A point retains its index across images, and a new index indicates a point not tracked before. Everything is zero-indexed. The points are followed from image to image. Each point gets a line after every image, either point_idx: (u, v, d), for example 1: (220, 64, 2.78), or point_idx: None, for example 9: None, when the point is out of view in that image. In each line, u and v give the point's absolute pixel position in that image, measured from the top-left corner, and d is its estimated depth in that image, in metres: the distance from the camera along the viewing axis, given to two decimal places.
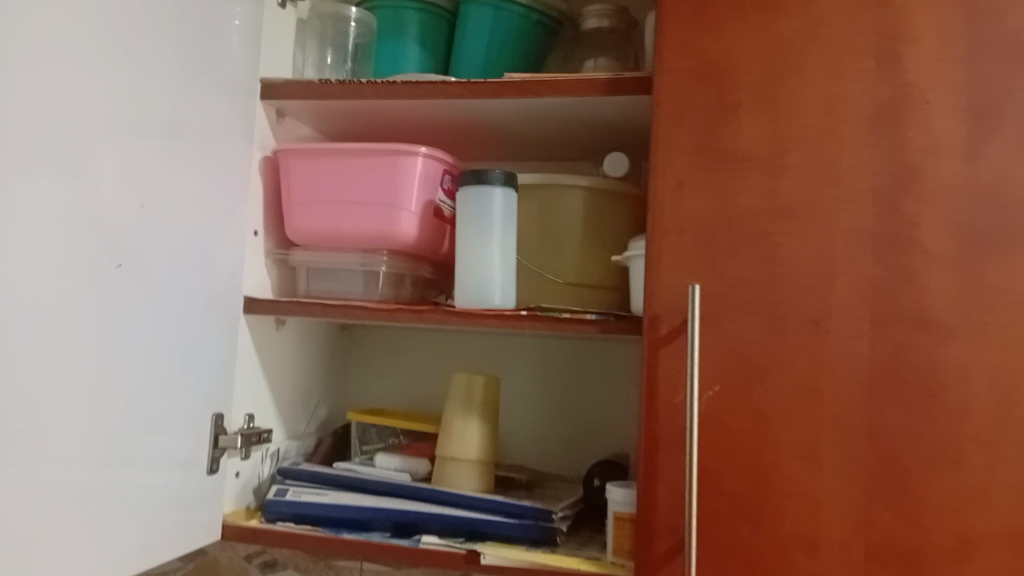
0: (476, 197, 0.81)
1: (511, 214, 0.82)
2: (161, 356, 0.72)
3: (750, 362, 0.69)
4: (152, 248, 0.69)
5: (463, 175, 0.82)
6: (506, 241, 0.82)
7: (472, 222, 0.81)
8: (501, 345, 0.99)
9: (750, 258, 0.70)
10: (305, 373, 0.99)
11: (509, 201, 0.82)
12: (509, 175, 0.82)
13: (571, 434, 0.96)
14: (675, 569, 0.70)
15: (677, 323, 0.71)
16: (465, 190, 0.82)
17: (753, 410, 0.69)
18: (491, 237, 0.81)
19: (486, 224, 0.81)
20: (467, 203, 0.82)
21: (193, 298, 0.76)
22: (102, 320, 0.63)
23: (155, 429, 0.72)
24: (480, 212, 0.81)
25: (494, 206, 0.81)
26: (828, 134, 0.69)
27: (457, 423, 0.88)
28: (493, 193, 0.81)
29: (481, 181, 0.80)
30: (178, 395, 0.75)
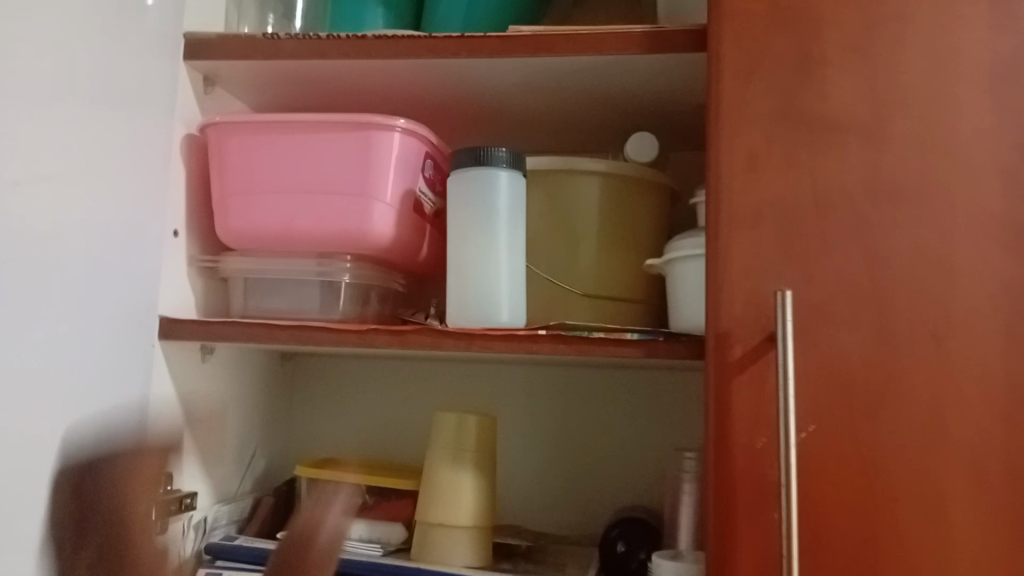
0: (478, 182, 0.63)
1: (520, 205, 0.64)
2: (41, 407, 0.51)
3: (854, 391, 0.53)
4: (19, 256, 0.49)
5: (456, 154, 0.63)
6: (513, 241, 0.64)
7: (471, 215, 0.63)
8: (489, 375, 0.81)
9: (849, 253, 0.55)
10: (239, 414, 0.78)
11: (517, 189, 0.64)
12: (517, 155, 0.64)
13: (580, 483, 0.77)
14: None
15: (757, 341, 0.54)
16: (458, 174, 0.63)
17: (861, 455, 0.52)
18: (497, 235, 0.63)
19: (489, 218, 0.63)
20: (462, 191, 0.63)
21: (87, 326, 0.56)
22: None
23: (34, 501, 0.50)
24: (482, 200, 0.63)
25: (499, 194, 0.63)
26: (941, 99, 0.55)
27: (445, 477, 0.68)
28: (499, 179, 0.63)
29: (484, 162, 0.62)
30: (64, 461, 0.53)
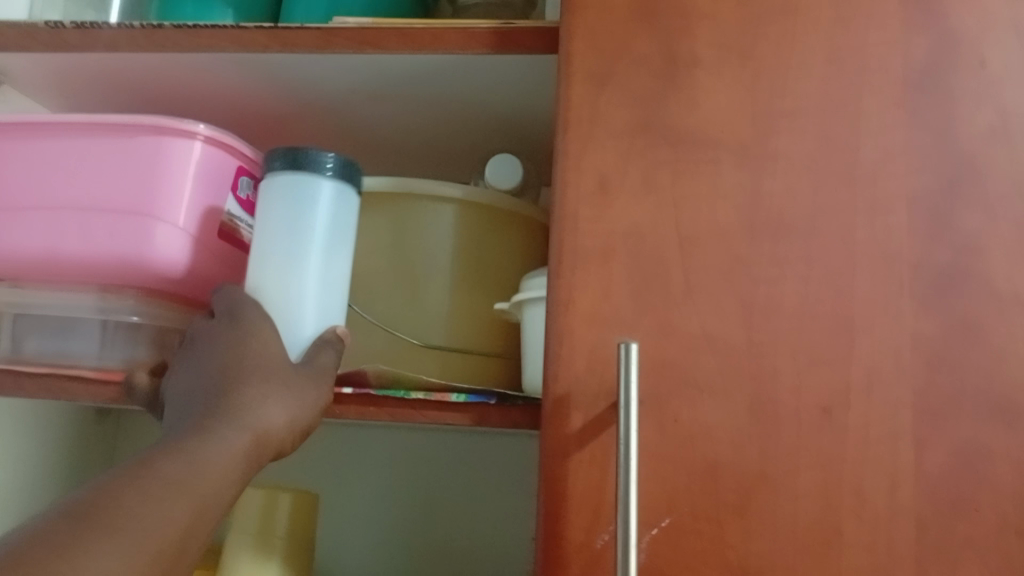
0: (298, 190, 0.49)
1: (345, 231, 0.50)
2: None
3: (723, 477, 0.41)
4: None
5: (272, 156, 0.50)
6: (329, 273, 0.49)
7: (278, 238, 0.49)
8: (347, 443, 0.71)
9: (719, 298, 0.43)
10: None
11: (346, 211, 0.50)
12: (347, 167, 0.50)
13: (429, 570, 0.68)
14: None
15: (600, 406, 0.42)
16: (271, 184, 0.50)
17: (728, 562, 0.40)
18: (314, 265, 0.49)
19: (299, 243, 0.49)
20: (277, 201, 0.49)
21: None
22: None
23: None
24: (294, 220, 0.49)
25: (323, 211, 0.49)
26: (838, 111, 0.44)
27: (244, 569, 0.55)
28: (323, 192, 0.49)
29: (310, 166, 0.49)
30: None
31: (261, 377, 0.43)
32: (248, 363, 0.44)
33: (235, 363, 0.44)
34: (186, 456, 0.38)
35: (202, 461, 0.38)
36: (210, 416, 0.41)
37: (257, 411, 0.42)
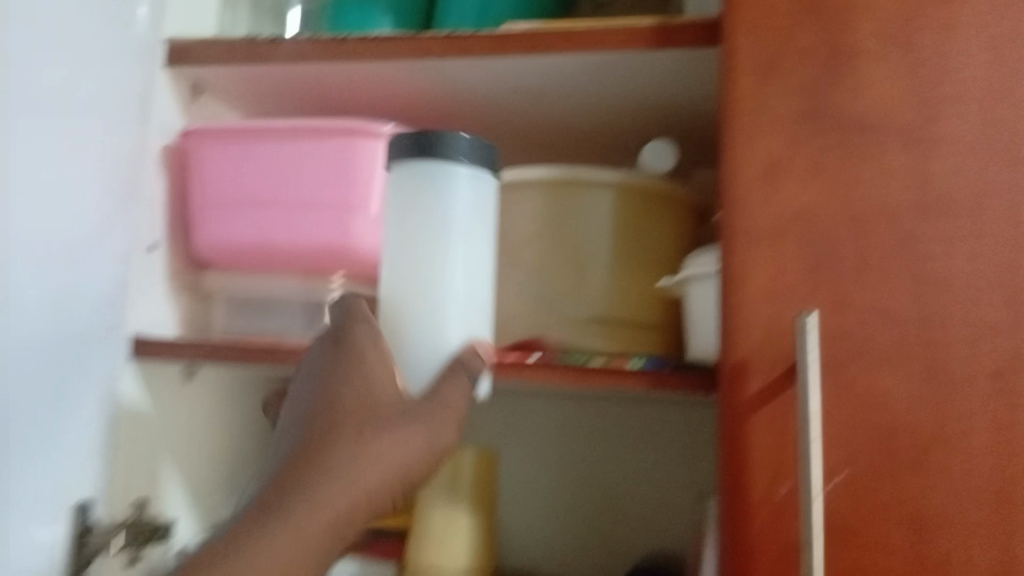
0: (426, 178, 0.47)
1: (482, 213, 0.48)
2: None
3: (898, 436, 0.44)
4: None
5: (401, 147, 0.47)
6: (470, 263, 0.47)
7: (417, 238, 0.47)
8: (506, 409, 0.76)
9: (887, 272, 0.46)
10: (228, 440, 0.73)
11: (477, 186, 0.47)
12: (477, 149, 0.47)
13: (588, 525, 0.73)
14: None
15: (778, 372, 0.46)
16: (404, 176, 0.47)
17: (905, 513, 0.44)
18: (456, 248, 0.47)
19: (438, 242, 0.46)
20: (406, 190, 0.47)
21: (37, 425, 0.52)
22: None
23: None
24: (432, 218, 0.46)
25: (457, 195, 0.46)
26: (1000, 93, 0.46)
27: (438, 517, 0.62)
28: (457, 175, 0.46)
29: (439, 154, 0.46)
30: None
31: (355, 428, 0.43)
32: (344, 405, 0.44)
33: (328, 411, 0.44)
34: (271, 521, 0.41)
35: (283, 529, 0.40)
36: (298, 478, 0.42)
37: (349, 470, 0.42)
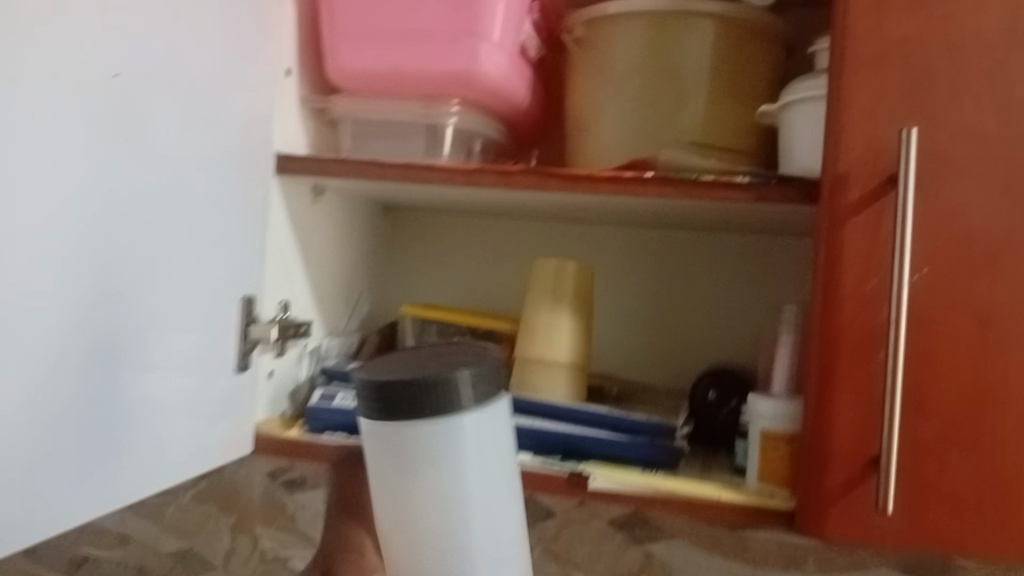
0: (426, 443, 0.40)
1: (501, 457, 0.43)
2: (162, 387, 0.53)
3: (977, 238, 0.52)
4: (139, 257, 0.49)
5: (368, 392, 0.40)
6: (490, 519, 0.43)
7: (411, 489, 0.41)
8: (584, 236, 0.82)
9: (980, 97, 0.52)
10: (344, 257, 0.81)
11: (491, 415, 0.42)
12: (463, 380, 0.40)
13: (669, 340, 0.79)
14: (862, 503, 0.53)
15: (874, 183, 0.53)
16: (383, 447, 0.41)
17: (977, 302, 0.51)
18: (489, 531, 0.43)
19: (446, 498, 0.42)
20: (395, 441, 0.41)
21: (206, 295, 0.58)
22: (69, 418, 0.44)
23: (176, 321, 0.54)
24: (430, 473, 0.41)
25: (470, 445, 0.41)
26: None
27: (543, 318, 0.71)
28: (462, 420, 0.41)
29: (432, 400, 0.40)
30: (189, 422, 0.57)
31: None
32: None
33: None
34: None
35: None
36: None
37: None
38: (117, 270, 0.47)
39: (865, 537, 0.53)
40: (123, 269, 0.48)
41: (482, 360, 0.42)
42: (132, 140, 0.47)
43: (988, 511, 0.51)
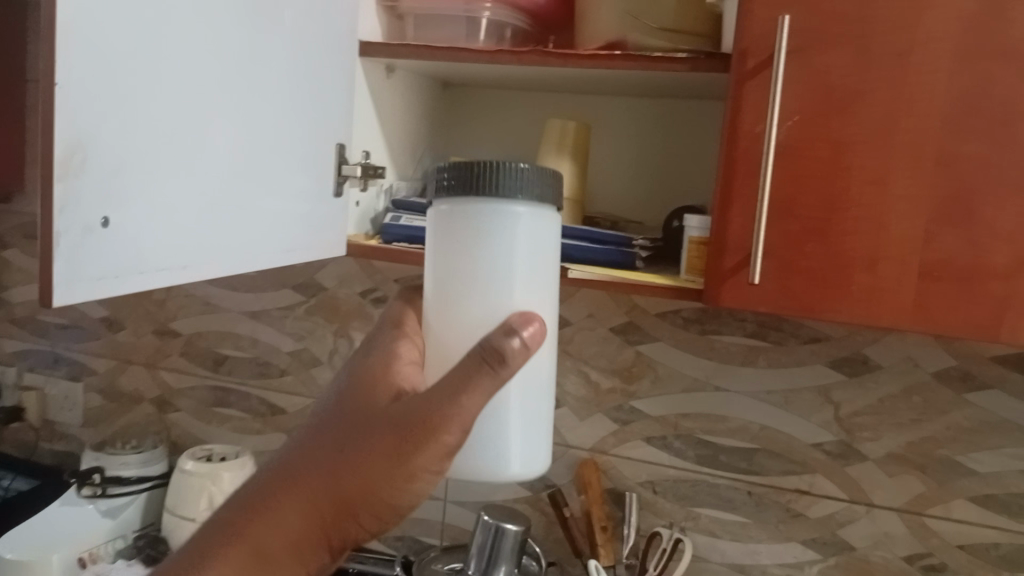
0: (473, 224, 0.59)
1: (538, 240, 0.60)
2: (230, 205, 0.75)
3: (834, 93, 0.74)
4: (209, 117, 0.70)
5: (452, 182, 0.60)
6: (529, 280, 0.60)
7: (478, 251, 0.59)
8: (596, 104, 1.07)
9: None
10: (413, 122, 1.09)
11: (538, 213, 0.60)
12: (532, 181, 0.59)
13: (653, 187, 1.06)
14: (742, 279, 0.78)
15: (765, 57, 0.76)
16: (461, 213, 0.60)
17: (831, 138, 0.74)
18: (511, 297, 0.60)
19: (499, 263, 0.59)
20: (450, 223, 0.60)
21: (265, 147, 0.79)
22: (204, 216, 0.71)
23: (288, 155, 0.83)
24: (490, 239, 0.59)
25: (514, 230, 0.59)
26: None
27: (550, 163, 0.97)
28: (513, 208, 0.59)
29: (496, 186, 0.58)
30: (254, 234, 0.79)
31: None
32: None
33: None
34: None
35: None
36: None
37: None
38: (190, 121, 0.68)
39: (744, 301, 0.78)
40: (240, 125, 0.74)
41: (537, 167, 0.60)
42: (224, 19, 0.70)
43: (830, 283, 0.75)
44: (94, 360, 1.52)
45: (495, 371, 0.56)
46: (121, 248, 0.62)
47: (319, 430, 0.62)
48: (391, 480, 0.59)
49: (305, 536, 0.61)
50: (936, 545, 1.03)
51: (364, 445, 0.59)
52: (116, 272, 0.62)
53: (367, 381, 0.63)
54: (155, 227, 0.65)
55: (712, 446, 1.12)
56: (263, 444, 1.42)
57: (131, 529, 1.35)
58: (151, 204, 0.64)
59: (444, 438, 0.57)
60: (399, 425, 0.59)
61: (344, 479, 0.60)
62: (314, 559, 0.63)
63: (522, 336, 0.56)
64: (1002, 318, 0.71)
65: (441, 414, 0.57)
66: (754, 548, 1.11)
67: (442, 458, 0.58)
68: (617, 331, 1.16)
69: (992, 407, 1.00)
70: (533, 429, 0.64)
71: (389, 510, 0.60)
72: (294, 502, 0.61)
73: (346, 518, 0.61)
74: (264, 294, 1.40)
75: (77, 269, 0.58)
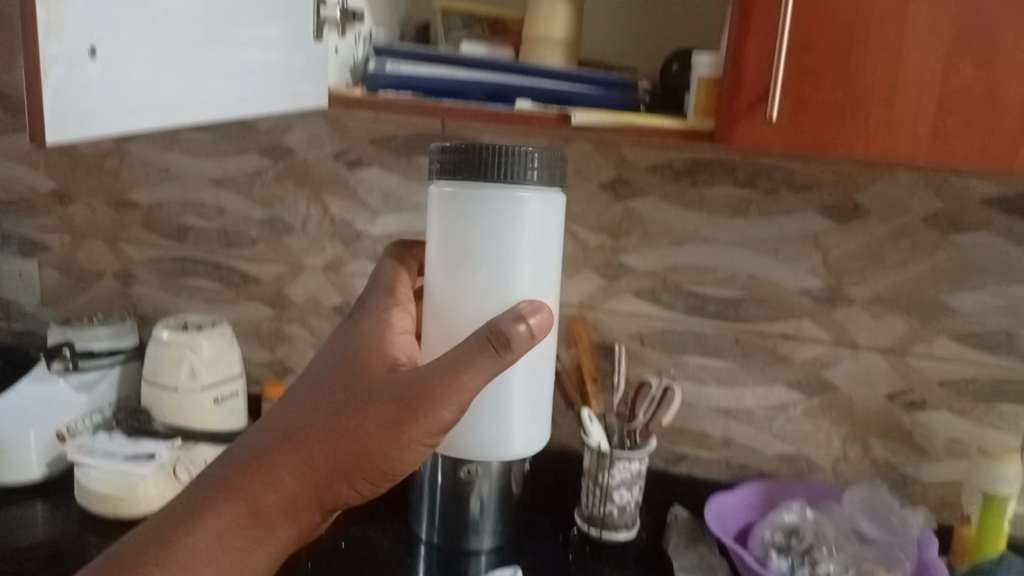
0: (486, 205, 0.76)
1: (547, 214, 0.79)
2: (224, 49, 0.71)
3: None
4: None
5: (466, 170, 0.76)
6: (542, 248, 0.79)
7: (496, 228, 0.76)
8: None
9: None
10: None
11: (545, 193, 0.78)
12: (543, 171, 0.76)
13: (646, 32, 1.02)
14: (757, 117, 0.76)
15: None
16: (480, 191, 0.76)
17: None
18: (525, 270, 0.78)
19: (513, 238, 0.77)
20: (465, 203, 0.77)
21: None
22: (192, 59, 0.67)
23: None
24: (506, 218, 0.76)
25: (523, 207, 0.76)
26: None
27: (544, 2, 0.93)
28: (525, 192, 0.76)
29: (506, 167, 0.74)
30: (243, 83, 0.75)
31: None
32: None
33: None
34: None
35: None
36: None
37: None
38: None
39: (759, 140, 0.76)
40: None
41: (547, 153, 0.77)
42: None
43: (846, 119, 0.73)
44: (47, 236, 1.44)
45: (499, 353, 0.69)
46: (108, 87, 0.58)
47: (316, 391, 0.74)
48: (387, 444, 0.70)
49: (300, 494, 0.72)
50: (916, 380, 1.08)
51: (361, 413, 0.71)
52: (105, 114, 0.58)
53: (366, 353, 0.76)
54: (142, 69, 0.61)
55: (700, 298, 1.13)
56: (239, 315, 1.38)
57: (108, 403, 1.32)
58: (136, 42, 0.60)
59: (443, 414, 0.70)
60: (398, 397, 0.71)
61: (342, 447, 0.71)
62: (305, 517, 0.74)
63: (528, 322, 0.70)
64: (1016, 148, 0.71)
65: (444, 390, 0.70)
66: (739, 392, 1.15)
67: (435, 432, 0.71)
68: (606, 186, 1.14)
69: (977, 248, 1.03)
70: (535, 384, 0.83)
71: (382, 474, 0.73)
72: (292, 462, 0.71)
73: (340, 479, 0.72)
74: (228, 160, 1.32)
75: (80, 102, 0.56)
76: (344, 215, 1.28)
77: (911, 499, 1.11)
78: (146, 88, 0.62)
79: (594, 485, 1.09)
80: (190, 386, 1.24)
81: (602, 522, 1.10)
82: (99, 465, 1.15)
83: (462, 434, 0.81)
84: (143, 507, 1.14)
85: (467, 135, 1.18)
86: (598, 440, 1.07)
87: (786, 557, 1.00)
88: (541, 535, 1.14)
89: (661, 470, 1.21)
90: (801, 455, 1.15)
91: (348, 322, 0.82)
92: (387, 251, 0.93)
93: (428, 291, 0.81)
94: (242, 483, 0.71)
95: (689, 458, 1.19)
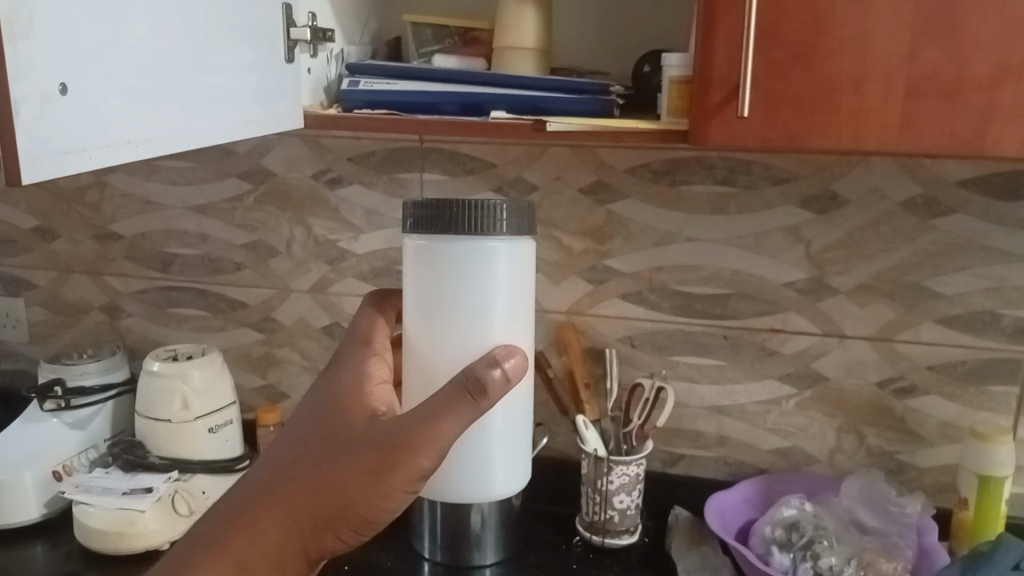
0: (458, 257, 0.76)
1: (517, 264, 0.79)
2: (195, 81, 0.70)
3: None
4: None
5: (433, 223, 0.75)
6: (514, 296, 0.79)
7: (465, 280, 0.77)
8: None
9: None
10: None
11: (513, 241, 0.78)
12: (513, 220, 0.77)
13: (615, 34, 1.02)
14: (729, 114, 0.77)
15: None
16: (455, 243, 0.76)
17: None
18: (497, 317, 0.78)
19: (485, 286, 0.77)
20: (436, 256, 0.77)
21: (212, 16, 0.72)
22: (164, 91, 0.66)
23: (233, 24, 0.76)
24: (476, 268, 0.76)
25: (494, 258, 0.77)
26: None
27: (513, 11, 0.94)
28: (492, 243, 0.76)
29: (476, 224, 0.75)
30: (215, 110, 0.74)
31: None
32: None
33: None
34: None
35: None
36: None
37: None
38: None
39: (732, 135, 0.77)
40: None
41: (514, 202, 0.77)
42: None
43: (817, 111, 0.74)
44: (31, 273, 1.44)
45: (475, 401, 0.70)
46: (82, 123, 0.57)
47: (299, 445, 0.74)
48: (368, 494, 0.70)
49: (285, 545, 0.71)
50: (906, 366, 1.08)
51: (343, 463, 0.71)
52: (80, 146, 0.57)
53: (346, 403, 0.76)
54: (115, 102, 0.60)
55: (687, 296, 1.14)
56: (228, 341, 1.38)
57: (103, 439, 1.31)
58: (107, 77, 0.59)
59: (420, 461, 0.70)
60: (376, 445, 0.71)
61: (324, 498, 0.71)
62: (292, 568, 0.73)
63: (503, 367, 0.71)
64: (985, 130, 0.71)
65: (422, 439, 0.70)
66: (731, 389, 1.15)
67: (415, 479, 0.71)
68: (585, 191, 1.14)
69: (956, 230, 1.03)
70: (514, 426, 0.83)
71: (366, 524, 0.72)
72: (277, 515, 0.71)
73: (324, 528, 0.71)
74: (208, 186, 1.32)
75: (55, 142, 0.55)
76: (327, 235, 1.28)
77: (909, 485, 1.12)
78: (119, 120, 0.61)
79: (588, 491, 1.09)
80: (182, 417, 1.23)
81: (605, 528, 1.09)
82: (97, 502, 1.15)
83: (447, 481, 0.81)
84: (145, 544, 1.13)
85: (445, 149, 1.19)
86: (595, 446, 1.07)
87: (788, 552, 0.99)
88: (545, 545, 1.13)
89: (659, 473, 1.20)
90: (797, 448, 1.15)
91: (326, 374, 0.82)
92: (364, 298, 0.92)
93: (405, 341, 0.80)
94: (229, 538, 0.71)
95: (686, 458, 1.19)
